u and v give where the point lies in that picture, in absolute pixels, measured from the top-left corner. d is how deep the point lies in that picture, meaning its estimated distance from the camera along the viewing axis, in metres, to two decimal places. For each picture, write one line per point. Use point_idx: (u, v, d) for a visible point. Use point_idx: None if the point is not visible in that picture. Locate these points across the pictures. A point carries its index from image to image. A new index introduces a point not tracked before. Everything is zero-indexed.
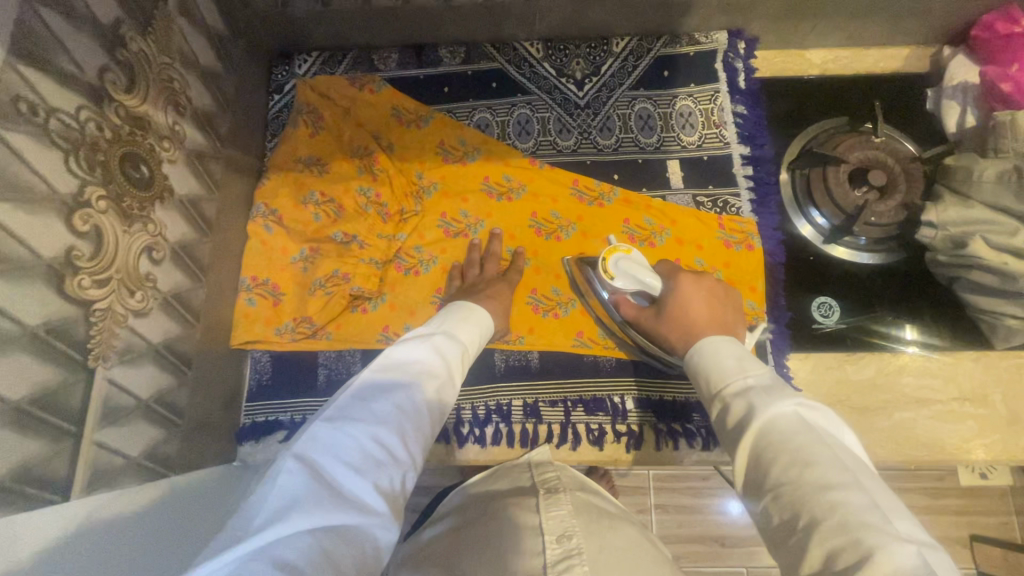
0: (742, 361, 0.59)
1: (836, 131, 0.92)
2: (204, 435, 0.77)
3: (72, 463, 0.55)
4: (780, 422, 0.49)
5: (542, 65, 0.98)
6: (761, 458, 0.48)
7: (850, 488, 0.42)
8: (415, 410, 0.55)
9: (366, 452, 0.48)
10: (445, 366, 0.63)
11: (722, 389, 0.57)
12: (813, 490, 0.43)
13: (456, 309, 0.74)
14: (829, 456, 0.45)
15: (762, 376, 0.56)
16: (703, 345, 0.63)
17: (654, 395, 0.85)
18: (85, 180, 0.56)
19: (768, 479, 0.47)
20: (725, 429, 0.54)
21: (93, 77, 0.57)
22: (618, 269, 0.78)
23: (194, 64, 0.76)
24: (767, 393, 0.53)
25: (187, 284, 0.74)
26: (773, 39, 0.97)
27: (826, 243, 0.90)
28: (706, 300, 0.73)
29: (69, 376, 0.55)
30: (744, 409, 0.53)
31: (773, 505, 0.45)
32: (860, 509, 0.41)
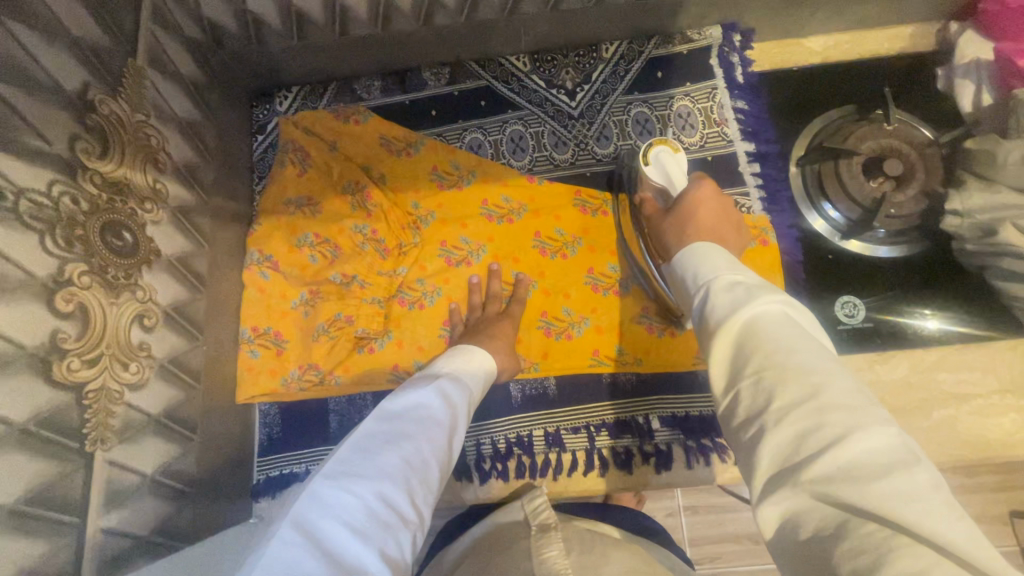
0: (734, 263, 0.51)
1: (843, 121, 0.88)
2: (217, 496, 0.75)
3: (79, 556, 0.52)
4: (767, 316, 0.43)
5: (530, 78, 0.94)
6: (742, 349, 0.42)
7: (833, 374, 0.38)
8: (421, 465, 0.53)
9: (370, 513, 0.46)
10: (453, 408, 0.61)
11: (707, 281, 0.49)
12: (796, 374, 0.38)
13: (455, 351, 0.72)
14: (815, 346, 0.41)
15: (752, 275, 0.49)
16: (696, 249, 0.54)
17: (681, 411, 0.82)
18: (65, 258, 0.53)
19: (744, 368, 0.41)
20: (703, 319, 0.47)
21: (63, 149, 0.54)
22: (657, 158, 0.76)
23: (171, 116, 0.73)
24: (757, 287, 0.46)
25: (185, 346, 0.71)
26: (770, 30, 0.93)
27: (843, 238, 0.86)
28: (716, 211, 0.66)
29: (66, 467, 0.52)
30: (731, 300, 0.46)
31: (747, 390, 0.40)
32: (844, 394, 0.37)
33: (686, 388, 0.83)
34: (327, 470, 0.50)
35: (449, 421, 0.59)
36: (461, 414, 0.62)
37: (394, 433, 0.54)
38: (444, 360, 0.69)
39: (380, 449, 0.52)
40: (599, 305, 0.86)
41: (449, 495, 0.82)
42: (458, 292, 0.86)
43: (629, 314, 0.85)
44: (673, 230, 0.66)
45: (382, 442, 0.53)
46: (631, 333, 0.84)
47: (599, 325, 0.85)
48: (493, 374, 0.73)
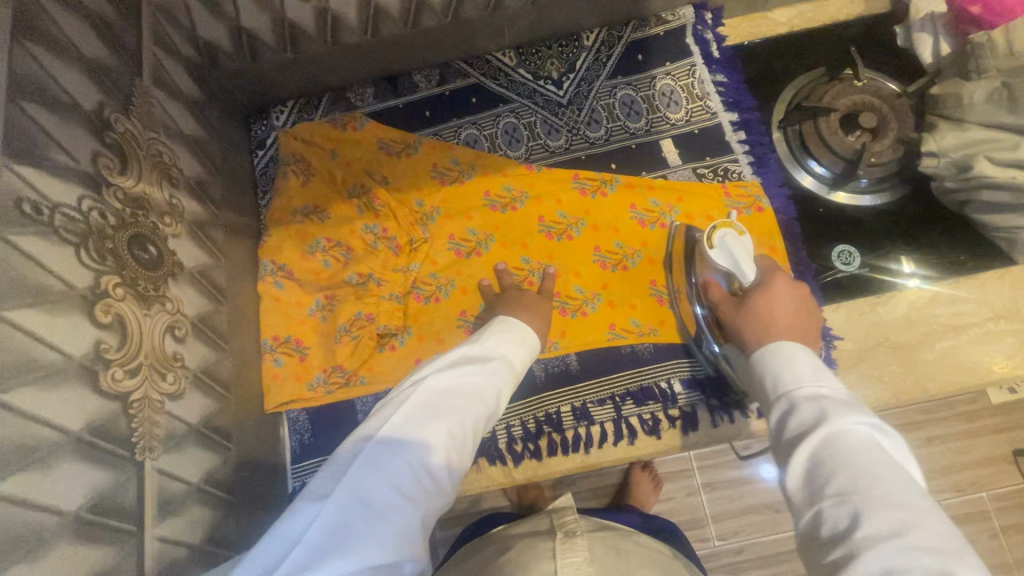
0: (817, 370, 0.54)
1: (815, 83, 0.93)
2: (256, 506, 0.74)
3: (139, 563, 0.52)
4: (852, 434, 0.46)
5: (517, 72, 0.98)
6: (824, 465, 0.45)
7: (921, 514, 0.39)
8: (462, 440, 0.57)
9: (411, 478, 0.51)
10: (496, 388, 0.64)
11: (790, 391, 0.53)
12: (884, 505, 0.40)
13: (499, 328, 0.72)
14: (900, 477, 0.42)
15: (837, 390, 0.52)
16: (778, 348, 0.58)
17: (708, 371, 0.84)
18: (99, 270, 0.54)
19: (826, 488, 0.43)
20: (785, 429, 0.50)
21: (87, 164, 0.55)
22: (722, 241, 0.77)
23: (179, 133, 0.74)
24: (842, 404, 0.49)
25: (213, 357, 0.72)
26: (736, 6, 0.98)
27: (830, 191, 0.91)
28: (793, 311, 0.66)
29: (118, 475, 0.52)
30: (815, 415, 0.49)
31: (831, 513, 0.42)
32: (935, 535, 0.38)
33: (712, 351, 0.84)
34: (384, 431, 0.54)
35: (491, 400, 0.62)
36: (503, 393, 0.65)
37: (439, 412, 0.57)
38: (490, 338, 0.70)
39: (426, 428, 0.55)
40: (609, 280, 0.88)
41: (484, 482, 0.83)
42: (470, 282, 0.88)
43: (641, 287, 0.87)
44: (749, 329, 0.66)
45: (433, 415, 0.57)
46: (645, 305, 0.87)
47: (612, 299, 0.87)
48: (536, 351, 0.74)
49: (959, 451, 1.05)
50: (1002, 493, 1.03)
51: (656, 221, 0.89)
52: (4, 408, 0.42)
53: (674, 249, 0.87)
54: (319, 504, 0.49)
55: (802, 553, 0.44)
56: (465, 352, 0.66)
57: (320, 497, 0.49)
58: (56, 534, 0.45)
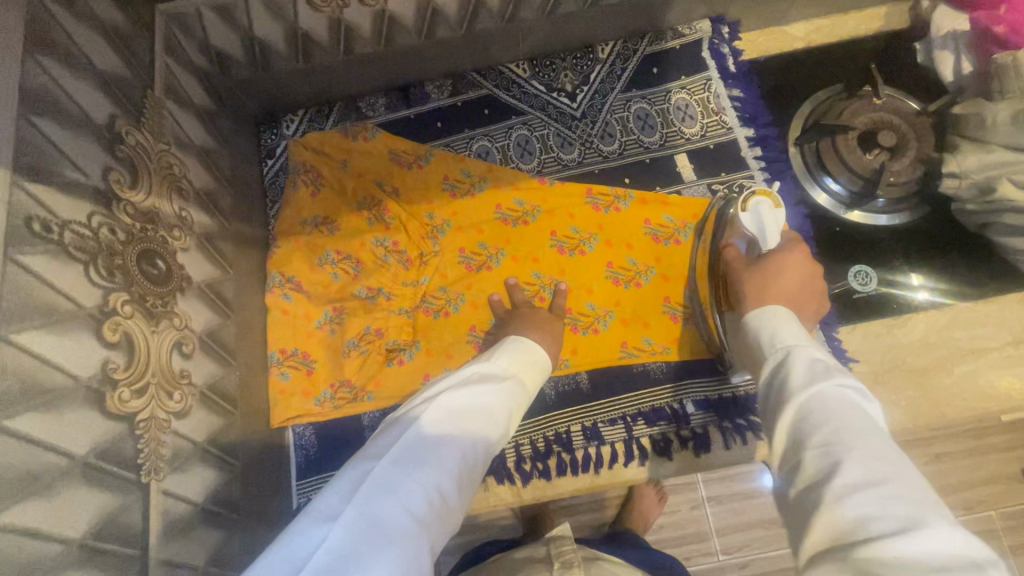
0: (810, 334, 0.54)
1: (833, 100, 0.92)
2: (260, 523, 0.73)
3: None
4: (839, 392, 0.46)
5: (531, 84, 0.96)
6: (810, 418, 0.45)
7: (901, 469, 0.39)
8: (472, 461, 0.56)
9: (422, 499, 0.49)
10: (507, 408, 0.62)
11: (782, 350, 0.53)
12: (864, 460, 0.40)
13: (509, 345, 0.71)
14: (880, 437, 0.42)
15: (826, 353, 0.52)
16: (772, 311, 0.58)
17: (728, 394, 0.83)
18: (108, 288, 0.53)
19: (810, 441, 0.43)
20: (775, 386, 0.50)
21: (98, 179, 0.54)
22: (756, 206, 0.78)
23: (189, 144, 0.73)
24: (833, 366, 0.49)
25: (220, 372, 0.71)
26: (754, 20, 0.97)
27: (846, 210, 0.89)
28: (799, 278, 0.66)
29: (124, 498, 0.51)
30: (805, 372, 0.49)
31: (813, 462, 0.42)
32: (911, 490, 0.38)
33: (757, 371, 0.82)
34: (393, 451, 0.52)
35: (504, 420, 0.61)
36: (513, 415, 0.64)
37: (452, 428, 0.56)
38: (502, 356, 0.69)
39: (439, 443, 0.54)
40: (621, 297, 0.87)
41: (490, 501, 0.81)
42: (480, 297, 0.86)
43: (654, 304, 0.86)
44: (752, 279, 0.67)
45: (446, 433, 0.55)
46: (657, 323, 0.85)
47: (624, 317, 0.86)
48: (546, 373, 0.73)
49: (967, 469, 1.03)
50: (1011, 512, 1.01)
51: (670, 237, 0.88)
52: (12, 436, 0.41)
53: (705, 221, 0.86)
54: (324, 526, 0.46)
55: (781, 507, 0.44)
56: (476, 369, 0.65)
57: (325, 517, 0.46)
58: (61, 562, 0.44)
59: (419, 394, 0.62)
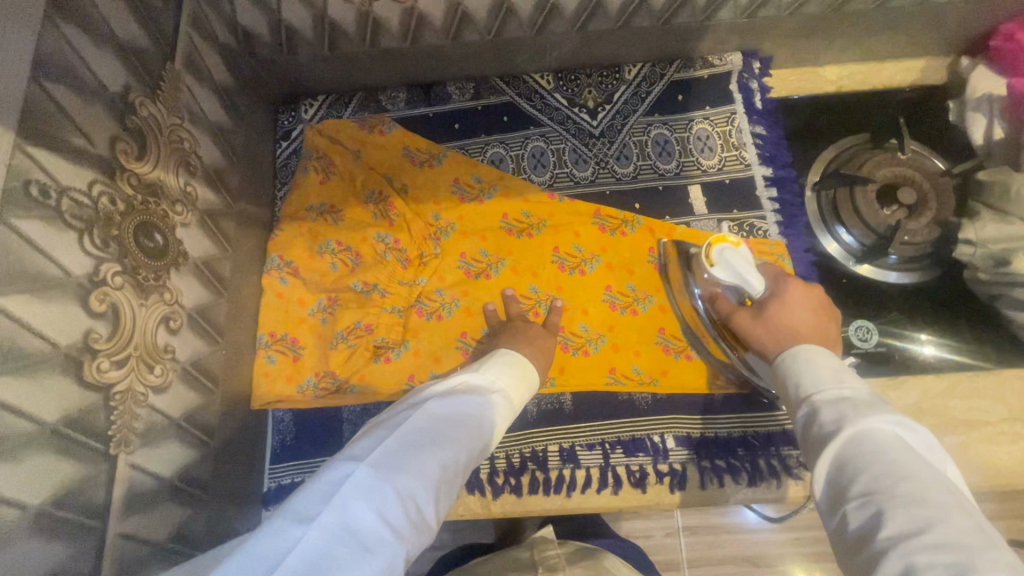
0: (839, 373, 0.56)
1: (857, 149, 0.90)
2: (229, 503, 0.73)
3: (98, 560, 0.51)
4: (875, 434, 0.47)
5: (553, 96, 0.95)
6: (848, 464, 0.46)
7: (947, 508, 0.40)
8: (452, 471, 0.54)
9: (400, 505, 0.48)
10: (491, 424, 0.62)
11: (812, 396, 0.56)
12: (907, 503, 0.41)
13: (499, 359, 0.70)
14: (925, 475, 0.43)
15: (861, 393, 0.53)
16: (799, 354, 0.61)
17: (711, 433, 0.81)
18: (100, 257, 0.53)
19: (851, 487, 0.45)
20: (812, 434, 0.52)
21: (104, 148, 0.54)
22: (722, 257, 0.72)
23: (203, 120, 0.73)
24: (867, 407, 0.50)
25: (205, 350, 0.71)
26: (787, 58, 0.95)
27: (856, 262, 0.87)
28: (811, 316, 0.68)
29: (90, 469, 0.51)
30: (836, 418, 0.51)
31: (857, 510, 0.43)
32: (961, 532, 0.38)
33: (757, 407, 0.82)
34: (374, 455, 0.51)
35: (486, 433, 0.60)
36: (497, 430, 0.63)
37: (438, 433, 0.55)
38: (490, 368, 0.68)
39: (422, 447, 0.53)
40: (616, 322, 0.86)
41: (459, 510, 0.81)
42: (476, 304, 0.86)
43: (648, 334, 0.85)
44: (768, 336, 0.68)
45: (428, 440, 0.54)
46: (649, 353, 0.84)
47: (616, 343, 0.85)
48: (533, 392, 0.72)
49: None
50: None
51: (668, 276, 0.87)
52: None
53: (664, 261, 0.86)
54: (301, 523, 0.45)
55: (837, 558, 0.45)
56: (461, 380, 0.65)
57: (305, 510, 0.46)
58: (18, 527, 0.44)
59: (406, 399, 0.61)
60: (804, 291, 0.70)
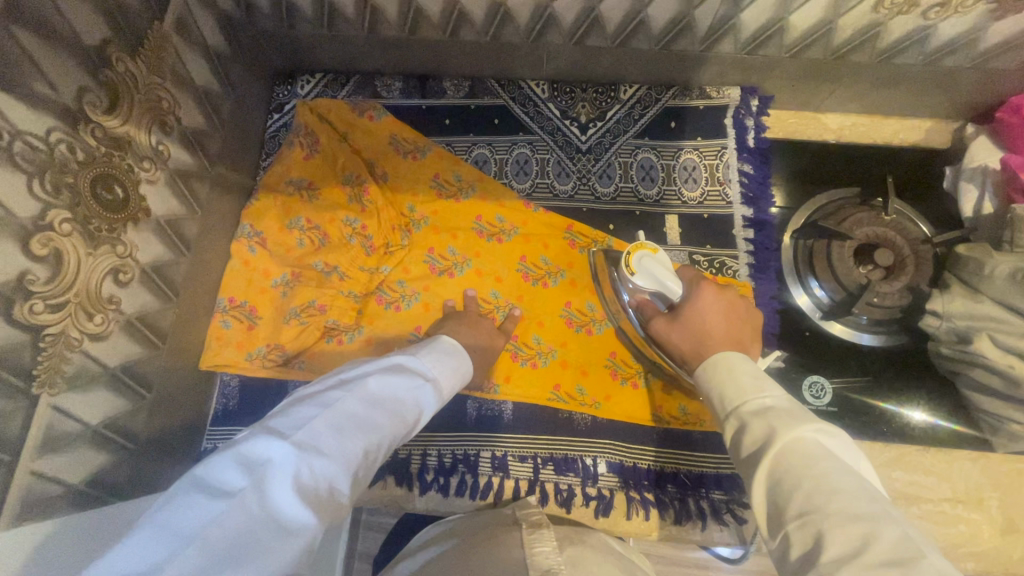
0: (758, 380, 0.55)
1: (846, 203, 0.88)
2: (160, 456, 0.75)
3: (3, 494, 0.53)
4: (802, 445, 0.45)
5: (546, 105, 0.95)
6: (781, 484, 0.44)
7: (880, 520, 0.38)
8: (374, 458, 0.49)
9: (320, 489, 0.42)
10: (421, 413, 0.57)
11: (737, 408, 0.53)
12: (842, 523, 0.39)
13: (437, 346, 0.66)
14: (854, 487, 0.41)
15: (781, 399, 0.52)
16: (719, 360, 0.59)
17: (644, 465, 0.81)
18: (49, 203, 0.54)
19: (789, 509, 0.42)
20: (741, 452, 0.50)
21: (69, 99, 0.56)
22: (640, 265, 0.72)
23: (187, 82, 0.75)
24: (789, 416, 0.48)
25: (156, 306, 0.72)
26: (788, 100, 0.94)
27: (823, 318, 0.85)
28: (725, 319, 0.67)
29: (8, 405, 0.53)
30: (764, 432, 0.48)
31: (798, 533, 0.41)
32: (896, 546, 0.36)
33: (695, 446, 0.81)
34: (293, 434, 0.44)
35: (412, 422, 0.55)
36: (424, 418, 0.59)
37: (373, 416, 0.50)
38: (430, 355, 0.63)
39: (357, 430, 0.48)
40: (569, 340, 0.85)
41: (386, 500, 0.81)
42: (434, 300, 0.86)
43: (598, 356, 0.84)
44: (689, 344, 0.66)
45: (362, 425, 0.49)
46: (596, 375, 0.84)
47: (566, 360, 0.85)
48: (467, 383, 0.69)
49: None
50: None
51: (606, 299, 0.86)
52: None
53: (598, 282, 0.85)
54: (194, 513, 0.37)
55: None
56: (399, 362, 0.59)
57: (206, 496, 0.38)
58: None
59: (336, 374, 0.55)
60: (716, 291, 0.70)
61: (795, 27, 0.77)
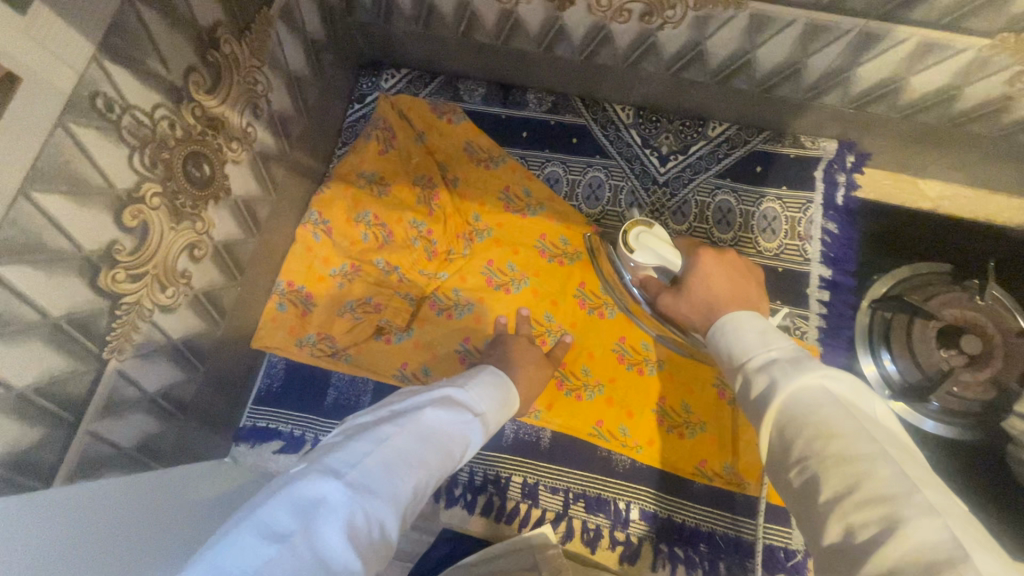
0: (766, 335, 0.50)
1: (934, 278, 0.82)
2: (204, 428, 0.77)
3: (62, 451, 0.54)
4: (803, 392, 0.43)
5: (628, 131, 0.92)
6: (783, 431, 0.42)
7: (877, 458, 0.36)
8: (420, 497, 0.48)
9: (369, 533, 0.41)
10: (467, 450, 0.56)
11: (744, 368, 0.48)
12: (836, 464, 0.37)
13: (485, 376, 0.64)
14: (853, 426, 0.39)
15: (788, 349, 0.47)
16: (725, 322, 0.53)
17: (678, 519, 0.77)
18: (144, 176, 0.55)
19: (789, 455, 0.41)
20: (750, 410, 0.47)
21: (178, 77, 0.57)
22: (639, 241, 0.65)
23: (282, 67, 0.76)
24: (793, 367, 0.44)
25: (222, 283, 0.74)
26: (886, 160, 0.88)
27: (889, 395, 0.79)
28: (729, 283, 0.61)
29: (79, 367, 0.54)
30: (767, 389, 0.45)
31: (796, 476, 0.40)
32: (888, 482, 0.35)
33: (735, 510, 0.77)
34: (344, 474, 0.43)
35: (458, 459, 0.54)
36: (470, 453, 0.57)
37: (424, 455, 0.49)
38: (478, 386, 0.62)
39: (407, 469, 0.47)
40: (619, 376, 0.83)
41: None
42: (487, 314, 0.85)
43: (647, 398, 0.82)
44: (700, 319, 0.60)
45: (412, 465, 0.47)
46: (642, 417, 0.81)
47: (612, 397, 0.82)
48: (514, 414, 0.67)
49: None
50: None
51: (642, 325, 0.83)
52: (3, 282, 0.45)
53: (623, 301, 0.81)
54: (246, 554, 0.36)
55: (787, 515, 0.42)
56: (448, 395, 0.57)
57: (259, 539, 0.37)
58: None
59: (387, 407, 0.54)
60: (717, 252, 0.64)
61: (914, 88, 0.72)
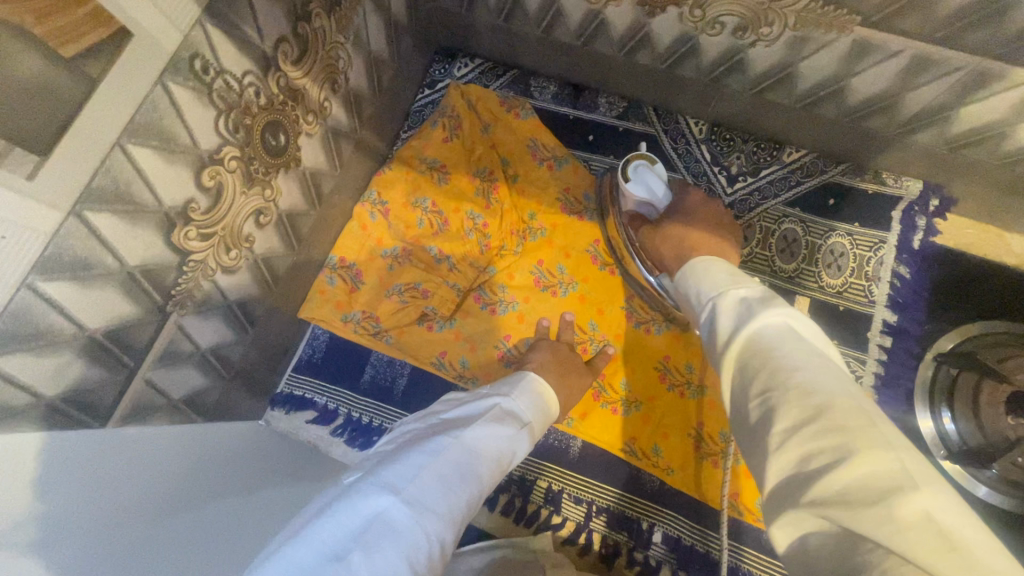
0: (735, 277, 0.54)
1: (1007, 338, 0.77)
2: (245, 389, 0.79)
3: (120, 395, 0.56)
4: (768, 331, 0.44)
5: (699, 146, 0.90)
6: (747, 368, 0.43)
7: (839, 395, 0.36)
8: (467, 514, 0.47)
9: (427, 551, 0.40)
10: (512, 464, 0.55)
11: (710, 302, 0.52)
12: (798, 396, 0.37)
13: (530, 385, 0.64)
14: (817, 363, 0.39)
15: (755, 288, 0.50)
16: (697, 266, 0.58)
17: (702, 550, 0.74)
18: (226, 139, 0.56)
19: (752, 387, 0.41)
20: (713, 343, 0.50)
21: (269, 46, 0.58)
22: (635, 173, 0.74)
23: (364, 46, 0.76)
24: (759, 306, 0.47)
25: (280, 250, 0.75)
26: (972, 207, 0.83)
27: (945, 455, 0.75)
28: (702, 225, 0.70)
29: (144, 316, 0.56)
30: (732, 321, 0.48)
31: (756, 407, 0.40)
32: (846, 415, 0.35)
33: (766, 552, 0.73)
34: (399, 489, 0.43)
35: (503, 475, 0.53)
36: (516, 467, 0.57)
37: (473, 472, 0.48)
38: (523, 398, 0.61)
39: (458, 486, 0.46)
40: (658, 395, 0.81)
41: None
42: (531, 314, 0.84)
43: (684, 421, 0.79)
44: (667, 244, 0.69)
45: (462, 482, 0.47)
46: (676, 441, 0.79)
47: (648, 415, 0.80)
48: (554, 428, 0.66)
49: None
50: None
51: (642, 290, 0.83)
52: (90, 228, 0.46)
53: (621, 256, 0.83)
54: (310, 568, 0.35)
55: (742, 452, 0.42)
56: (496, 408, 0.57)
57: (321, 555, 0.36)
58: (70, 341, 0.49)
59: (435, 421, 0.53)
60: (698, 205, 0.74)
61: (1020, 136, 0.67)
